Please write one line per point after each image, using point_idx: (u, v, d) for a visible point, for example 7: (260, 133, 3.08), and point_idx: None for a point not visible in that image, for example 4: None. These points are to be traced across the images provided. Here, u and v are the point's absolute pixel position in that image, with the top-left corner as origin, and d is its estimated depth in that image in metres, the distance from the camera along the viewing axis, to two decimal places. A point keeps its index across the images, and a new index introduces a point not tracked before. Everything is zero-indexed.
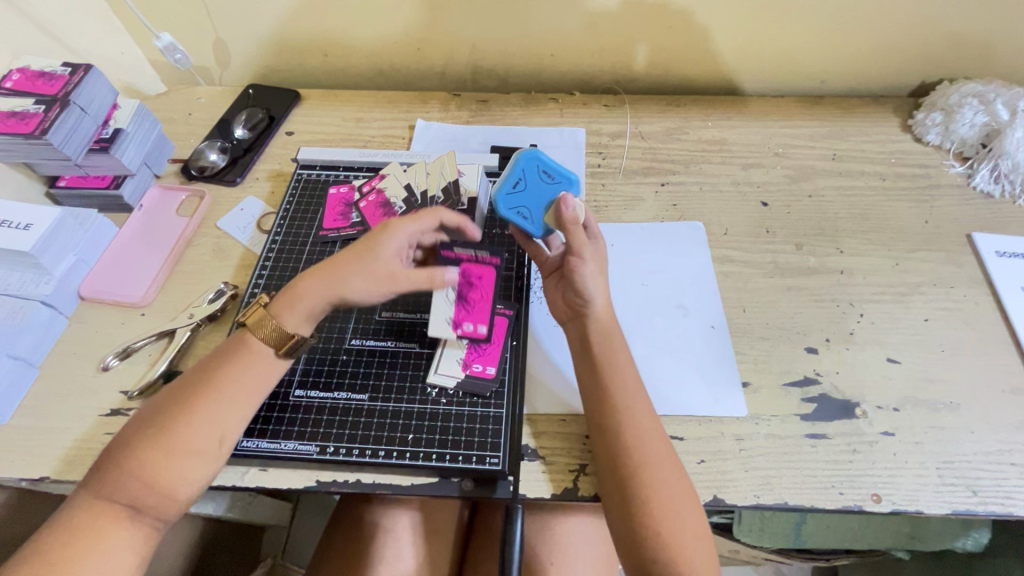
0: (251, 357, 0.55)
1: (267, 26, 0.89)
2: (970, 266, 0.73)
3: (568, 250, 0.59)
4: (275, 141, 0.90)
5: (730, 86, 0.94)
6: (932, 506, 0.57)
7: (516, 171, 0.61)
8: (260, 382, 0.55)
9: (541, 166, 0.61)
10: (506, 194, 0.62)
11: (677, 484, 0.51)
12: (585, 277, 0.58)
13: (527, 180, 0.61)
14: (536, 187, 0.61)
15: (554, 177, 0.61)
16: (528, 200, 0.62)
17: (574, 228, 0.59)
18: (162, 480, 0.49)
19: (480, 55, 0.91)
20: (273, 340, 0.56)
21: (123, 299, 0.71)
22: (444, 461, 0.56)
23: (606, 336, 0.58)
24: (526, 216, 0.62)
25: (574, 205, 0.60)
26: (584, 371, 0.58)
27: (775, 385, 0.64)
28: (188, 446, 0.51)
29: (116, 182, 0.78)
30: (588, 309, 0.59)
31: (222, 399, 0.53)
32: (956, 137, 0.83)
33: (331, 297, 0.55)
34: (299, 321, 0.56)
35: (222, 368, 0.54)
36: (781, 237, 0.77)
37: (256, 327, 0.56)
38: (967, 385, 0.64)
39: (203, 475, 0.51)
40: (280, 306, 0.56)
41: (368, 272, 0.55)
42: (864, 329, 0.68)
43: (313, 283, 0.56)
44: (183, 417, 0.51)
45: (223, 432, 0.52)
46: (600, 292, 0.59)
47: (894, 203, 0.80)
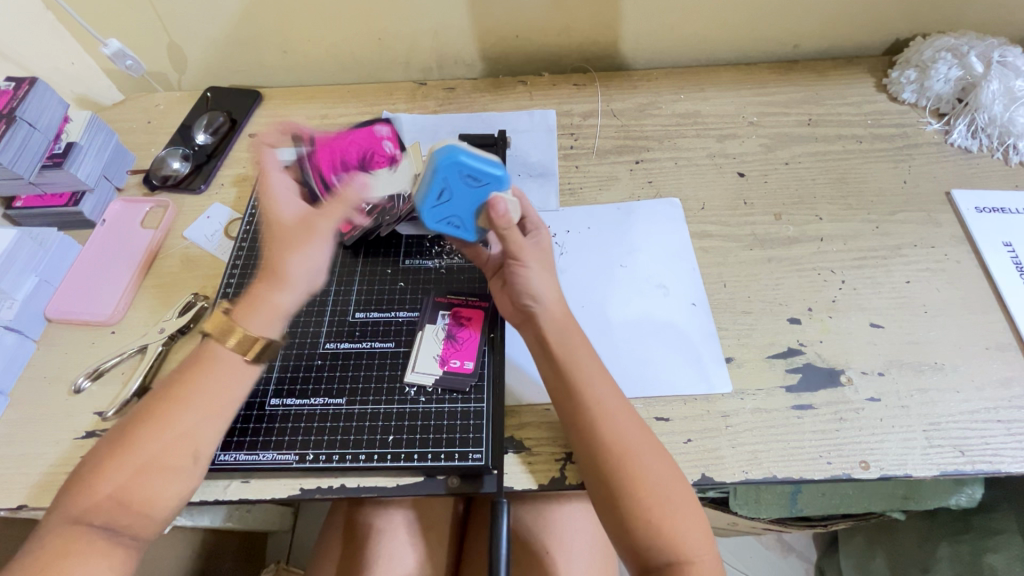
0: (218, 365, 0.54)
1: (220, 25, 0.86)
2: (951, 224, 0.72)
3: (508, 253, 0.57)
4: (238, 144, 0.87)
5: (702, 57, 0.91)
6: (920, 469, 0.56)
7: (437, 180, 0.54)
8: (229, 390, 0.54)
9: (464, 172, 0.53)
10: (430, 208, 0.56)
11: (658, 466, 0.51)
12: (529, 277, 0.57)
13: (451, 189, 0.55)
14: (462, 194, 0.55)
15: (480, 179, 0.54)
16: (456, 208, 0.57)
17: (509, 232, 0.56)
18: (138, 497, 0.48)
19: (443, 42, 0.88)
20: (240, 348, 0.54)
21: (90, 318, 0.69)
22: (427, 460, 0.55)
23: (563, 328, 0.57)
24: (458, 223, 0.59)
25: (505, 208, 0.55)
26: (549, 367, 0.56)
27: (759, 359, 0.64)
28: (162, 463, 0.50)
29: (76, 198, 0.76)
30: (540, 306, 0.57)
31: (193, 412, 0.52)
32: (932, 94, 0.82)
33: (285, 283, 0.55)
34: (260, 323, 0.55)
35: (189, 380, 0.53)
36: (760, 208, 0.76)
37: (221, 335, 0.54)
38: (951, 345, 0.63)
39: (181, 489, 0.50)
40: (242, 312, 0.55)
41: (290, 241, 0.56)
42: (847, 296, 0.67)
43: (264, 284, 0.55)
44: (152, 432, 0.50)
45: (198, 445, 0.51)
46: (548, 289, 0.58)
47: (872, 164, 0.79)
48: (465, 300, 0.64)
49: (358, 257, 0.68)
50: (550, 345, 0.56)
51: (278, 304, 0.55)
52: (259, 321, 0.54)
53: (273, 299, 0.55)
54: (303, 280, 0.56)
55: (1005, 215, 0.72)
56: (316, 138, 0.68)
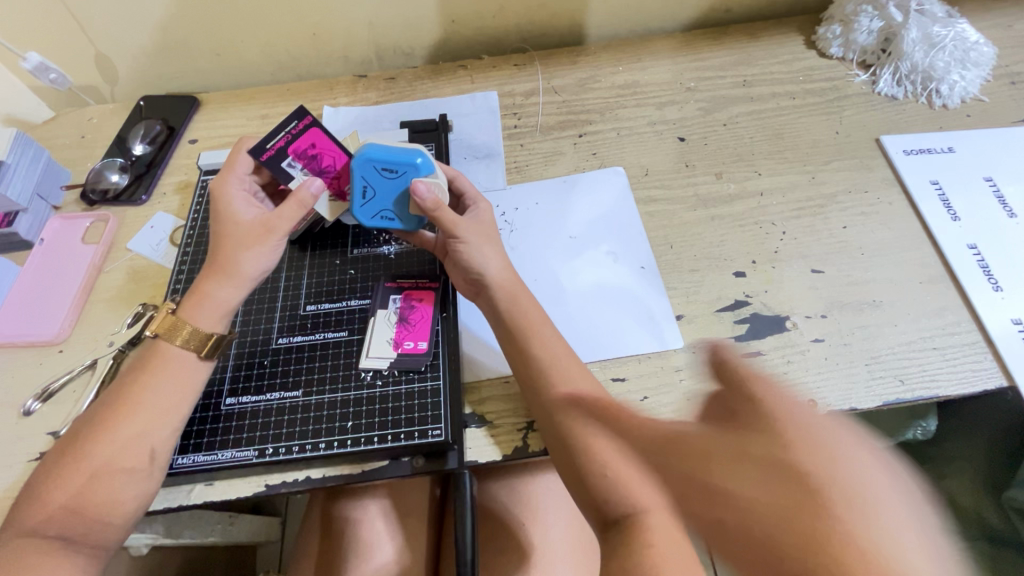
0: (168, 364, 0.53)
1: (146, 32, 0.84)
2: (882, 168, 0.75)
3: (444, 233, 0.58)
4: (178, 152, 0.86)
5: (638, 28, 0.93)
6: (864, 401, 0.59)
7: (358, 179, 0.57)
8: (182, 389, 0.53)
9: (377, 166, 0.55)
10: (360, 207, 0.59)
11: (615, 423, 0.52)
12: (471, 252, 0.58)
13: (373, 185, 0.57)
14: (384, 188, 0.57)
15: (396, 169, 0.56)
16: (384, 201, 0.58)
17: (438, 213, 0.56)
18: (93, 503, 0.48)
19: (378, 32, 0.88)
20: (192, 345, 0.54)
21: (37, 339, 0.68)
22: (388, 442, 0.55)
23: (512, 297, 0.57)
24: (392, 216, 0.59)
25: (428, 191, 0.55)
26: (504, 340, 0.57)
27: (708, 314, 0.65)
28: (115, 466, 0.49)
29: (9, 219, 0.73)
30: (487, 279, 0.58)
31: (143, 411, 0.51)
32: (857, 46, 0.84)
33: (233, 279, 0.55)
34: (212, 321, 0.55)
35: (137, 380, 0.52)
36: (701, 169, 0.77)
37: (169, 335, 0.54)
38: (888, 282, 0.66)
39: (138, 492, 0.50)
40: (190, 310, 0.55)
41: (242, 238, 0.56)
42: (788, 246, 0.70)
43: (211, 280, 0.55)
44: (103, 436, 0.50)
45: (152, 446, 0.51)
46: (491, 262, 0.58)
47: (806, 119, 0.81)
48: (415, 282, 0.64)
49: (306, 250, 0.68)
50: (503, 317, 0.57)
51: (225, 300, 0.56)
52: (207, 316, 0.55)
53: (220, 295, 0.55)
54: (252, 277, 0.56)
55: (931, 155, 0.75)
56: (307, 116, 0.60)
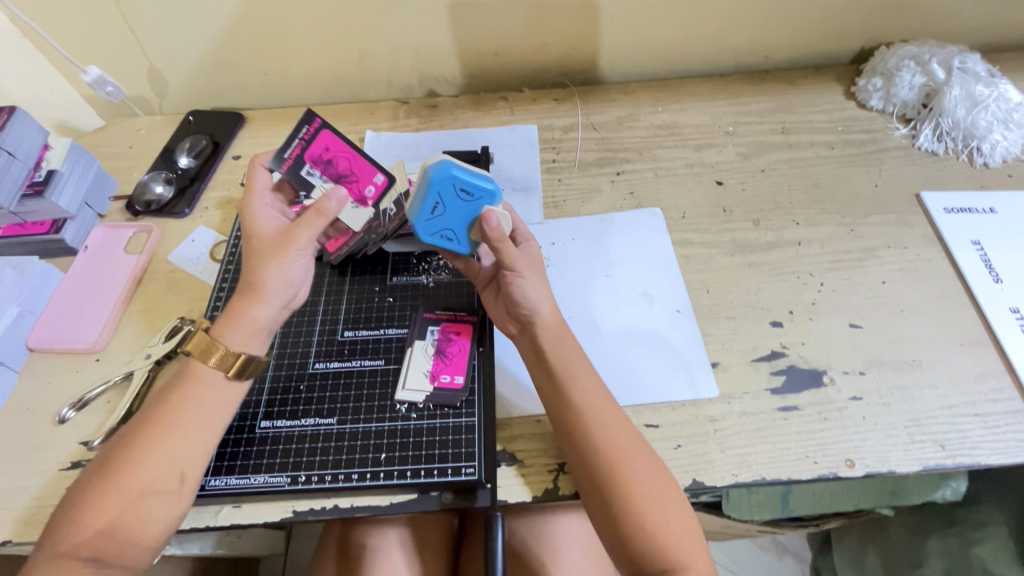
0: (201, 385, 0.54)
1: (201, 50, 0.86)
2: (921, 224, 0.75)
3: (503, 265, 0.58)
4: (222, 167, 0.87)
5: (677, 69, 0.94)
6: (902, 465, 0.58)
7: (431, 194, 0.56)
8: (215, 411, 0.54)
9: (457, 186, 0.56)
10: (424, 221, 0.58)
11: (652, 472, 0.52)
12: (527, 289, 0.58)
13: (445, 203, 0.57)
14: (455, 208, 0.58)
15: (472, 193, 0.57)
16: (449, 221, 0.59)
17: (502, 244, 0.57)
18: (126, 525, 0.48)
19: (424, 61, 0.89)
20: (221, 365, 0.54)
21: (74, 346, 0.68)
22: (420, 476, 0.55)
23: (556, 338, 0.58)
24: (451, 235, 0.60)
25: (497, 221, 0.58)
26: (543, 380, 0.57)
27: (744, 363, 0.65)
28: (148, 489, 0.49)
29: (57, 226, 0.75)
30: (535, 317, 0.58)
31: (176, 433, 0.51)
32: (898, 100, 0.85)
33: (261, 296, 0.55)
34: (237, 337, 0.55)
35: (170, 401, 0.53)
36: (738, 215, 0.77)
37: (202, 355, 0.54)
38: (928, 342, 0.65)
39: (170, 514, 0.50)
40: (221, 328, 0.55)
41: (266, 253, 0.56)
42: (826, 298, 0.69)
43: (243, 299, 0.55)
44: (137, 459, 0.50)
45: (184, 469, 0.51)
46: (543, 300, 0.58)
47: (844, 169, 0.81)
48: (453, 314, 0.65)
49: (346, 276, 0.69)
50: (543, 355, 0.57)
51: (255, 318, 0.55)
52: (236, 335, 0.54)
53: (249, 313, 0.55)
54: (279, 292, 0.56)
55: (972, 214, 0.75)
56: (315, 121, 0.59)
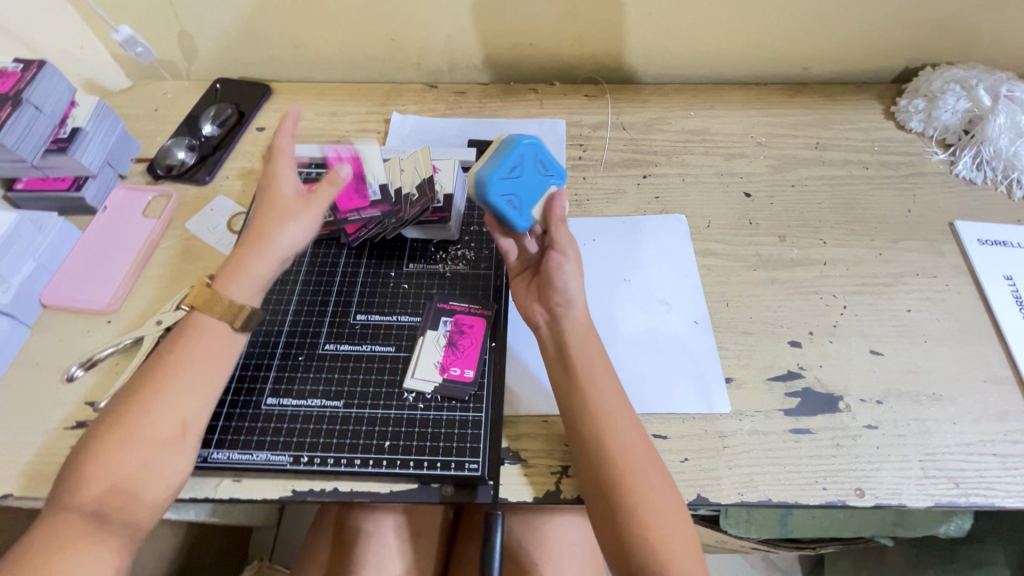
0: (202, 336, 0.54)
1: (232, 17, 0.85)
2: (953, 254, 0.73)
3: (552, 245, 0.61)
4: (245, 138, 0.87)
5: (712, 75, 0.92)
6: (914, 499, 0.56)
7: (513, 156, 0.57)
8: (215, 361, 0.54)
9: (539, 158, 0.59)
10: (499, 179, 0.56)
11: (660, 484, 0.51)
12: (569, 273, 0.59)
13: (522, 168, 0.58)
14: (529, 178, 0.59)
15: (548, 170, 0.60)
16: (520, 189, 0.58)
17: (561, 224, 0.61)
18: (129, 477, 0.48)
19: (456, 46, 0.88)
20: (225, 316, 0.55)
21: (87, 306, 0.68)
22: (423, 467, 0.55)
23: (583, 338, 0.57)
24: (516, 206, 0.58)
25: (561, 200, 0.62)
26: (561, 378, 0.57)
27: (759, 381, 0.64)
28: (149, 438, 0.49)
29: (78, 183, 0.75)
30: (568, 308, 0.58)
31: (177, 382, 0.51)
32: (939, 124, 0.82)
33: (266, 253, 0.56)
34: (243, 292, 0.56)
35: (171, 352, 0.53)
36: (764, 229, 0.76)
37: (203, 307, 0.55)
38: (950, 376, 0.63)
39: (173, 469, 0.50)
40: (224, 282, 0.56)
41: (280, 214, 0.57)
42: (848, 322, 0.67)
43: (247, 253, 0.56)
44: (140, 409, 0.50)
45: (185, 419, 0.51)
46: (579, 293, 0.59)
47: (878, 191, 0.79)
48: (468, 307, 0.64)
49: (362, 259, 0.68)
50: (567, 352, 0.57)
51: (257, 272, 0.56)
52: (241, 291, 0.55)
53: (249, 267, 0.56)
54: (284, 250, 0.57)
55: (1007, 248, 0.73)
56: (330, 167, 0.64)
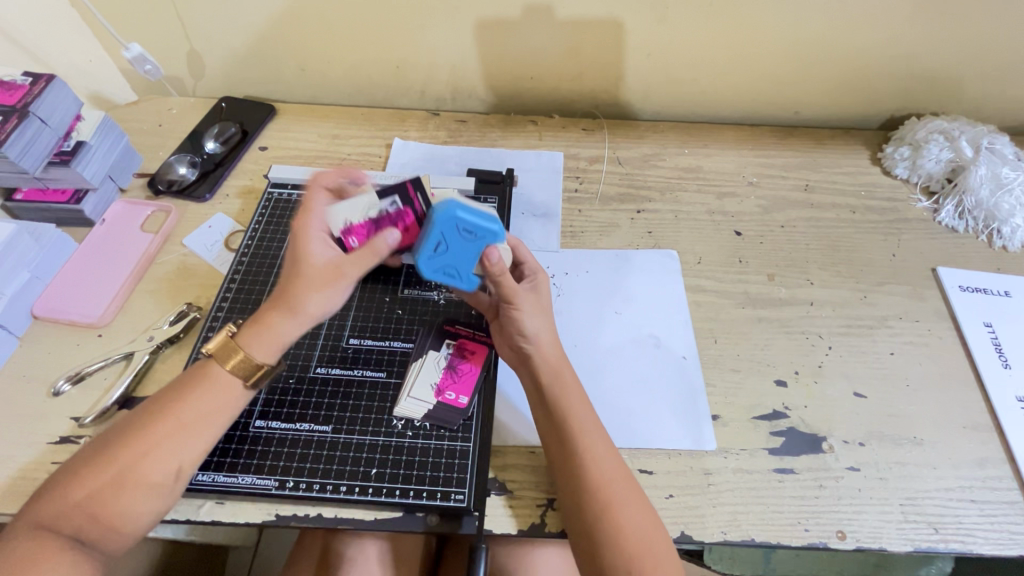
0: (218, 388, 0.53)
1: (241, 39, 0.87)
2: (935, 300, 0.75)
3: (503, 297, 0.59)
4: (247, 156, 0.88)
5: (707, 114, 0.95)
6: (895, 543, 0.57)
7: (434, 232, 0.55)
8: (222, 413, 0.53)
9: (460, 226, 0.55)
10: (427, 258, 0.57)
11: (642, 519, 0.51)
12: (526, 322, 0.59)
13: (448, 241, 0.56)
14: (459, 246, 0.56)
15: (476, 233, 0.55)
16: (453, 261, 0.57)
17: (502, 278, 0.58)
18: (111, 512, 0.48)
19: (459, 77, 0.90)
20: (241, 372, 0.54)
21: (79, 319, 0.68)
22: (409, 496, 0.55)
23: (557, 372, 0.58)
24: (453, 274, 0.58)
25: (499, 257, 0.57)
26: (541, 410, 0.58)
27: (744, 419, 0.64)
28: (140, 478, 0.49)
29: (78, 196, 0.76)
30: (534, 350, 0.59)
31: (178, 428, 0.51)
32: (923, 172, 0.85)
33: (298, 319, 0.54)
34: (268, 355, 0.54)
35: (183, 395, 0.52)
36: (753, 267, 0.77)
37: (222, 358, 0.54)
38: (931, 421, 0.65)
39: (155, 507, 0.50)
40: (248, 339, 0.54)
41: (311, 279, 0.54)
42: (833, 362, 0.69)
43: (276, 314, 0.54)
44: (135, 441, 0.50)
45: (179, 465, 0.51)
46: (544, 331, 0.60)
47: (864, 235, 0.81)
48: (471, 333, 0.65)
49: (357, 283, 0.69)
50: (545, 389, 0.57)
51: (283, 335, 0.55)
52: (264, 348, 0.54)
53: (275, 327, 0.54)
54: (316, 317, 0.55)
55: (987, 296, 0.75)
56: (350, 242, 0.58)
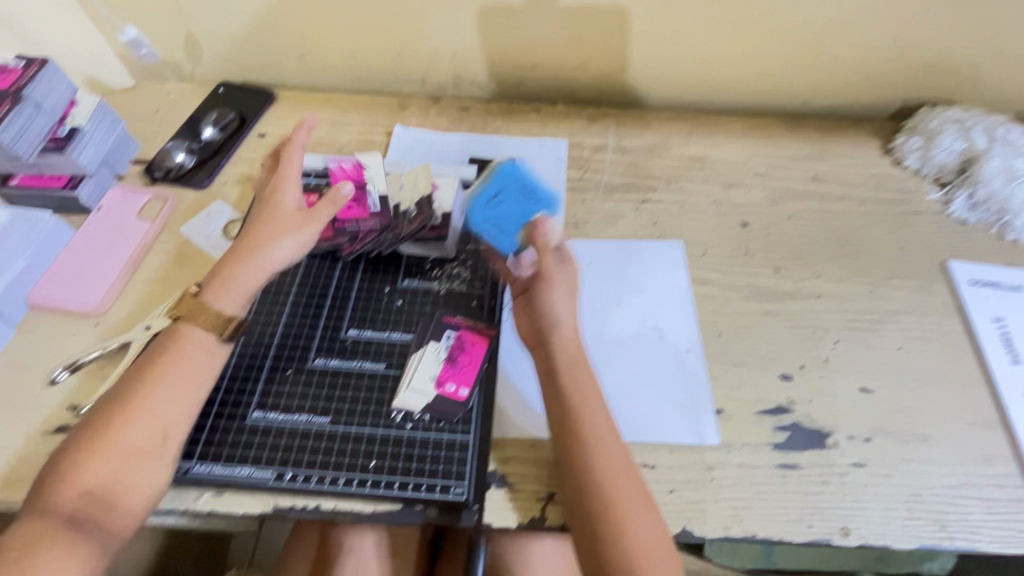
0: (191, 348, 0.55)
1: (239, 22, 0.85)
2: (944, 294, 0.73)
3: (540, 272, 0.61)
4: (245, 143, 0.86)
5: (714, 102, 0.92)
6: (898, 540, 0.56)
7: (495, 189, 0.67)
8: (200, 373, 0.55)
9: (514, 186, 0.66)
10: (479, 210, 0.66)
11: (643, 512, 0.51)
12: (555, 301, 0.60)
13: (500, 198, 0.65)
14: (511, 204, 0.65)
15: (527, 197, 0.65)
16: (504, 212, 0.66)
17: (547, 251, 0.62)
18: (112, 486, 0.49)
19: (461, 63, 0.88)
20: (215, 329, 0.56)
21: (75, 307, 0.68)
22: (408, 489, 0.54)
23: (574, 363, 0.57)
24: (496, 231, 0.65)
25: (550, 230, 0.63)
26: (551, 402, 0.57)
27: (748, 414, 0.64)
28: (129, 444, 0.50)
29: (73, 183, 0.74)
30: (558, 330, 0.59)
31: (162, 389, 0.53)
32: (935, 163, 0.83)
33: (262, 266, 0.58)
34: (236, 304, 0.57)
35: (162, 360, 0.54)
36: (759, 260, 0.76)
37: (190, 316, 0.56)
38: (938, 418, 0.64)
39: (154, 479, 0.51)
40: (213, 292, 0.57)
41: (279, 227, 0.60)
42: (838, 357, 0.68)
43: (238, 264, 0.58)
44: (124, 417, 0.51)
45: (164, 428, 0.52)
46: (568, 317, 0.59)
47: (872, 227, 0.80)
48: (470, 324, 0.64)
49: (356, 273, 0.68)
50: (556, 377, 0.57)
51: (251, 284, 0.58)
52: (231, 298, 0.57)
53: (234, 274, 0.57)
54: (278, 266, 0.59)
55: (997, 290, 0.73)
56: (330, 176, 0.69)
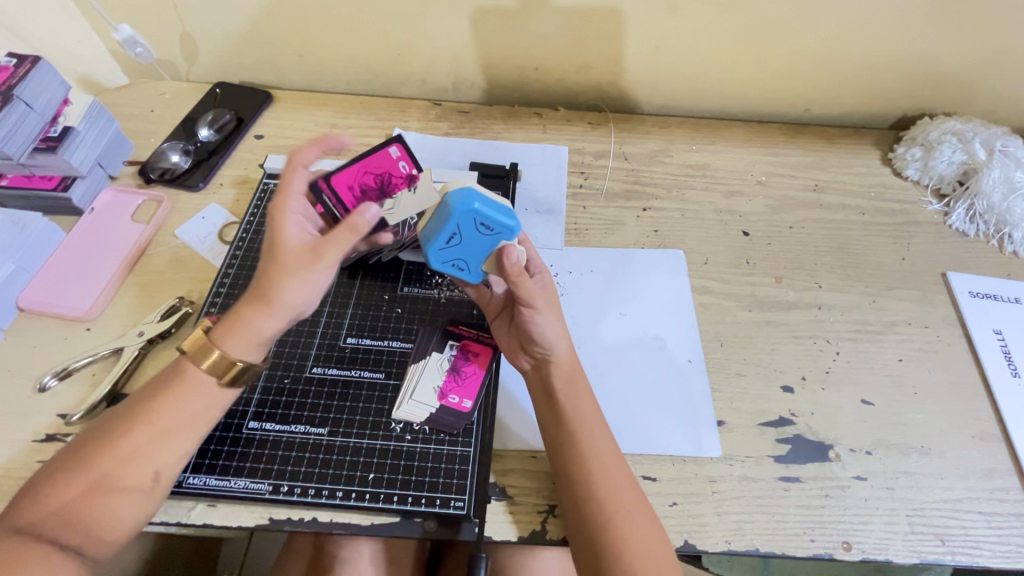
0: (194, 390, 0.51)
1: (236, 22, 0.84)
2: (944, 306, 0.73)
3: (519, 300, 0.56)
4: (242, 145, 0.85)
5: (715, 109, 0.92)
6: (900, 555, 0.56)
7: (449, 224, 0.54)
8: (202, 414, 0.51)
9: (477, 219, 0.53)
10: (438, 249, 0.56)
11: (645, 528, 0.50)
12: (542, 326, 0.56)
13: (462, 234, 0.55)
14: (472, 240, 0.55)
15: (492, 229, 0.54)
16: (464, 252, 0.57)
17: (521, 278, 0.55)
18: (94, 520, 0.47)
19: (462, 67, 0.87)
20: (217, 370, 0.51)
21: (66, 312, 0.66)
22: (407, 502, 0.53)
23: (570, 380, 0.57)
24: (462, 267, 0.58)
25: (516, 256, 0.56)
26: (551, 415, 0.56)
27: (750, 425, 0.63)
28: (118, 483, 0.47)
29: (65, 183, 0.73)
30: (550, 355, 0.57)
31: (157, 429, 0.49)
32: (935, 174, 0.83)
33: (273, 309, 0.51)
34: (247, 348, 0.51)
35: (159, 398, 0.50)
36: (761, 269, 0.76)
37: (198, 355, 0.51)
38: (939, 431, 0.63)
39: (135, 513, 0.48)
40: (222, 333, 0.51)
41: (288, 265, 0.50)
42: (840, 368, 0.68)
43: (250, 306, 0.51)
44: (112, 453, 0.48)
45: (157, 469, 0.49)
46: (560, 336, 0.57)
47: (873, 238, 0.80)
48: (475, 333, 0.63)
49: (355, 279, 0.67)
50: (556, 393, 0.56)
51: (259, 329, 0.51)
52: (239, 344, 0.51)
53: (243, 315, 0.51)
54: (293, 309, 0.51)
55: (996, 302, 0.73)
56: None
